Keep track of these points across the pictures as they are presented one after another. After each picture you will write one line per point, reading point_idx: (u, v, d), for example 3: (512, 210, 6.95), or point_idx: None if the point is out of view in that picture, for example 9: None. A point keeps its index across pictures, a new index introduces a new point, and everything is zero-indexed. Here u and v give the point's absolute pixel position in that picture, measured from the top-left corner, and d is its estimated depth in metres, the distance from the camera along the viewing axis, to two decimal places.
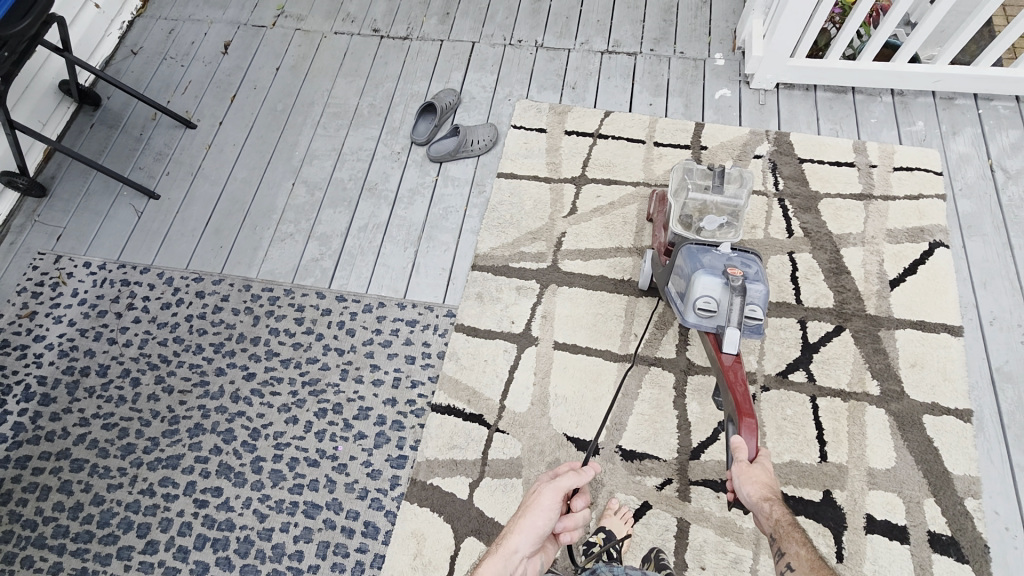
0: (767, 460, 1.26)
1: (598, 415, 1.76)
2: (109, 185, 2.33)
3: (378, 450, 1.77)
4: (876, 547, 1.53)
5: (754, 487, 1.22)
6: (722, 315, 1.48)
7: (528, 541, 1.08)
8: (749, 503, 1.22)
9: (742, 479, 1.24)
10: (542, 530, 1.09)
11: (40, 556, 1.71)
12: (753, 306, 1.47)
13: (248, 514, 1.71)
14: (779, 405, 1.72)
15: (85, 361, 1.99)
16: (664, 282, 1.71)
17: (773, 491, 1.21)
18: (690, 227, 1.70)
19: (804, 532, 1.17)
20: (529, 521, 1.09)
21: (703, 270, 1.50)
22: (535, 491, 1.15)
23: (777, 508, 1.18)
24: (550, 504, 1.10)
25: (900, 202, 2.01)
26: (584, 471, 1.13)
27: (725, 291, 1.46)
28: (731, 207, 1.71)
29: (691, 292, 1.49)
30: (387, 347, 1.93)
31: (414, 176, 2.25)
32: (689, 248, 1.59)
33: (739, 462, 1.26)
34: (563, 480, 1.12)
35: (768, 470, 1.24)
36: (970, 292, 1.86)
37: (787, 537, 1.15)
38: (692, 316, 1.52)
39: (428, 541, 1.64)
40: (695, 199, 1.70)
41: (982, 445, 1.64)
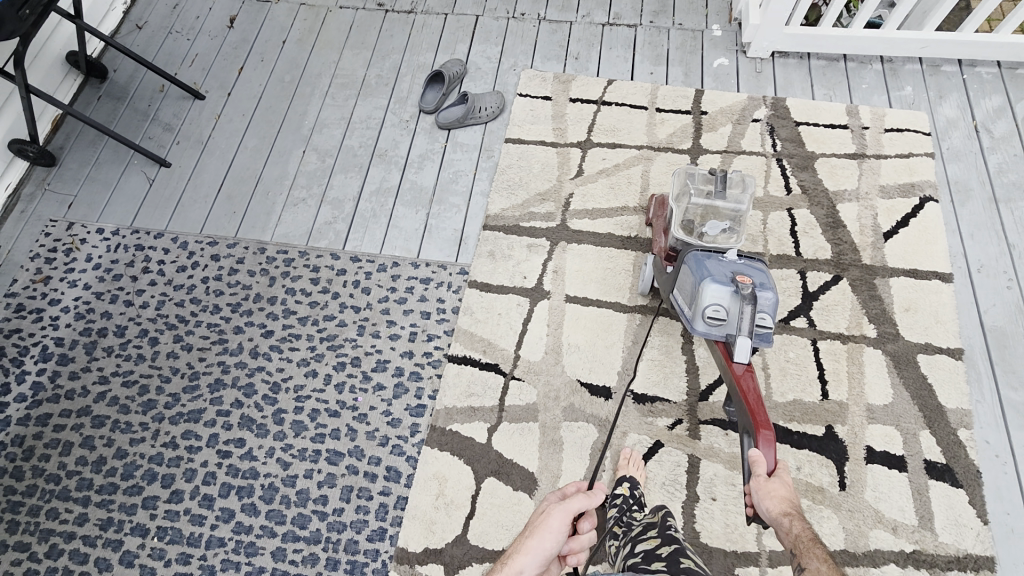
0: (785, 472, 1.28)
1: (610, 361, 1.83)
2: (120, 154, 2.35)
3: (398, 399, 1.83)
4: (876, 476, 1.62)
5: (773, 502, 1.24)
6: (731, 323, 1.46)
7: (536, 562, 1.07)
8: (768, 518, 1.25)
9: (761, 494, 1.25)
10: (550, 552, 1.09)
11: (65, 508, 1.74)
12: (763, 314, 1.45)
13: (271, 463, 1.76)
14: (782, 348, 1.80)
15: (102, 322, 2.01)
16: (669, 288, 1.67)
17: (792, 505, 1.24)
18: (692, 232, 1.70)
19: (824, 547, 1.20)
20: (538, 543, 1.09)
21: (710, 278, 1.46)
22: (542, 512, 1.16)
23: (797, 523, 1.21)
24: (560, 526, 1.11)
25: (891, 160, 2.11)
26: (593, 493, 1.17)
27: (734, 299, 1.43)
28: (733, 212, 1.73)
29: (699, 300, 1.46)
30: (402, 304, 1.98)
31: (424, 143, 2.30)
32: (694, 255, 1.55)
33: (756, 476, 1.28)
34: (572, 503, 1.15)
35: (787, 484, 1.26)
36: (958, 243, 1.96)
37: (808, 554, 1.18)
38: (701, 325, 1.48)
39: (450, 482, 1.69)
40: (697, 204, 1.72)
41: (974, 382, 1.74)
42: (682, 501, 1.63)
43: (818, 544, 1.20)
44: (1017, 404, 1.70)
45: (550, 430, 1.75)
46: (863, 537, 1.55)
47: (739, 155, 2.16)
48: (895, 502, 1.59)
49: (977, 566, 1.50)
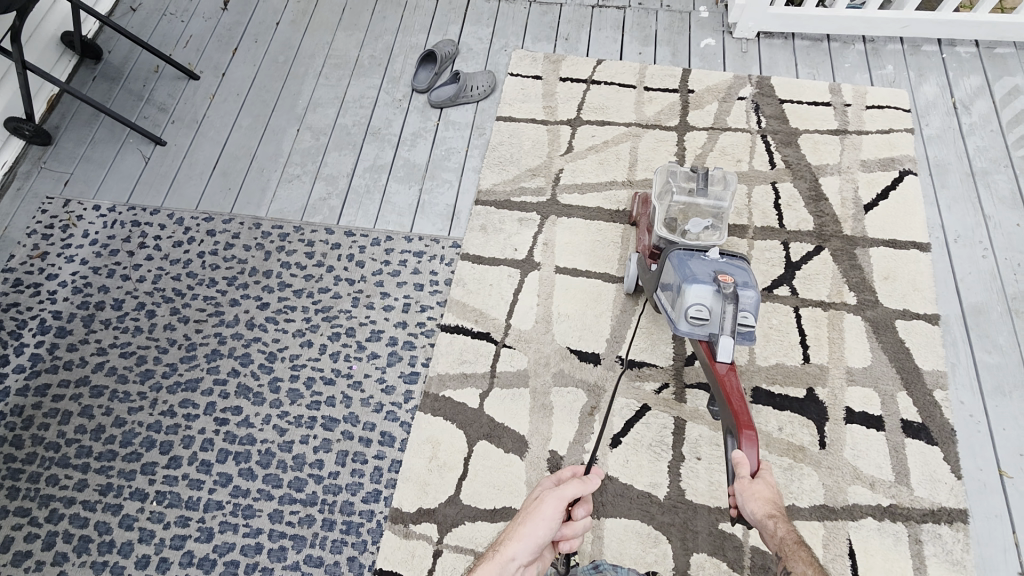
0: (769, 473, 1.26)
1: (599, 329, 1.88)
2: (115, 133, 2.38)
3: (391, 367, 1.87)
4: (855, 435, 1.67)
5: (758, 504, 1.21)
6: (714, 323, 1.49)
7: (527, 549, 1.07)
8: (753, 521, 1.22)
9: (745, 496, 1.23)
10: (542, 539, 1.09)
11: (65, 474, 1.77)
12: (745, 313, 1.48)
13: (268, 429, 1.80)
14: (766, 316, 1.86)
15: (100, 296, 2.04)
16: (653, 287, 1.71)
17: (776, 507, 1.21)
18: (675, 230, 1.73)
19: (810, 551, 1.19)
20: (530, 530, 1.09)
21: (693, 279, 1.49)
22: (536, 498, 1.15)
23: (782, 525, 1.17)
24: (553, 513, 1.10)
25: (872, 136, 2.17)
26: (588, 480, 1.15)
27: (717, 298, 1.47)
28: (714, 209, 1.75)
29: (682, 300, 1.49)
30: (396, 276, 2.02)
31: (417, 121, 2.34)
32: (677, 254, 1.59)
33: (741, 478, 1.26)
34: (566, 489, 1.13)
35: (770, 485, 1.24)
36: (936, 214, 2.02)
37: (792, 557, 1.17)
38: (685, 325, 1.51)
39: (443, 445, 1.74)
40: (679, 202, 1.75)
41: (950, 345, 1.80)
42: (668, 460, 1.68)
43: (803, 547, 1.19)
44: (991, 366, 1.77)
45: (540, 395, 1.79)
46: (842, 492, 1.61)
47: (724, 132, 2.21)
48: (873, 459, 1.64)
49: (951, 519, 1.56)
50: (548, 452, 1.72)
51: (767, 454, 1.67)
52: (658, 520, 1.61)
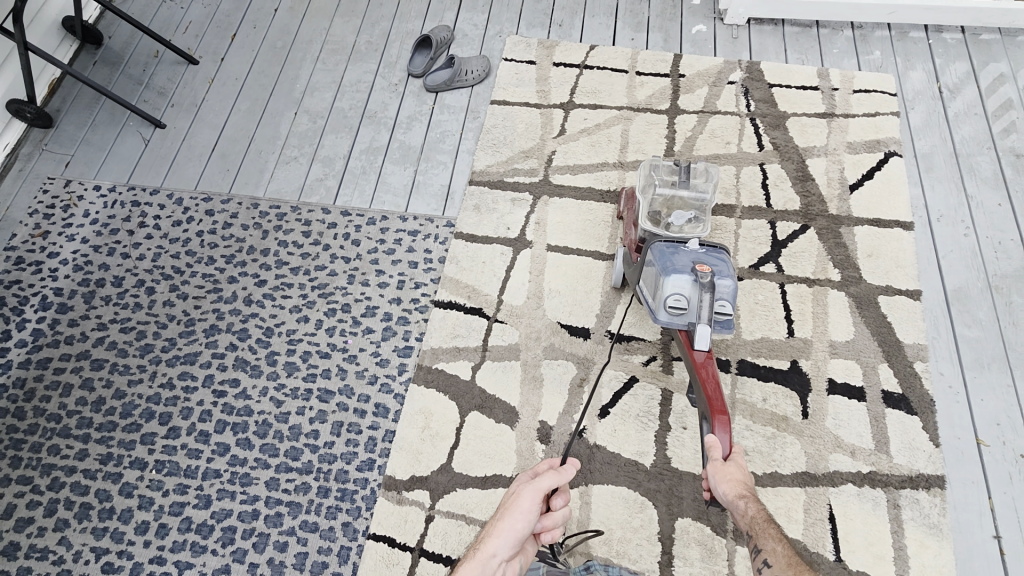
0: (740, 456, 1.36)
1: (589, 304, 1.92)
2: (115, 116, 2.42)
3: (386, 342, 1.91)
4: (837, 406, 1.72)
5: (729, 485, 1.32)
6: (692, 312, 1.52)
7: (507, 543, 1.14)
8: (725, 501, 1.33)
9: (718, 478, 1.34)
10: (520, 532, 1.15)
11: (66, 445, 1.81)
12: (723, 301, 1.51)
13: (265, 401, 1.84)
14: (752, 292, 1.90)
15: (100, 273, 2.08)
16: (637, 280, 1.74)
17: (747, 488, 1.33)
18: (659, 223, 1.74)
19: (778, 527, 1.30)
20: (509, 524, 1.15)
21: (672, 269, 1.53)
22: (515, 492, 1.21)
23: (751, 506, 1.30)
24: (530, 505, 1.16)
25: (859, 119, 2.21)
26: (564, 470, 1.20)
27: (695, 288, 1.50)
28: (697, 202, 1.75)
29: (661, 290, 1.53)
30: (391, 254, 2.06)
31: (412, 105, 2.38)
32: (659, 246, 1.62)
33: (714, 461, 1.36)
34: (542, 481, 1.18)
35: (742, 468, 1.35)
36: (919, 194, 2.07)
37: (763, 535, 1.28)
38: (664, 314, 1.55)
39: (436, 416, 1.78)
40: (662, 195, 1.75)
41: (931, 320, 1.84)
42: (655, 430, 1.73)
43: (773, 525, 1.30)
44: (970, 340, 1.81)
45: (531, 367, 1.83)
46: (823, 459, 1.65)
47: (714, 115, 2.25)
48: (854, 428, 1.69)
49: (928, 484, 1.61)
50: (538, 422, 1.76)
51: (751, 423, 1.71)
52: (644, 486, 1.66)
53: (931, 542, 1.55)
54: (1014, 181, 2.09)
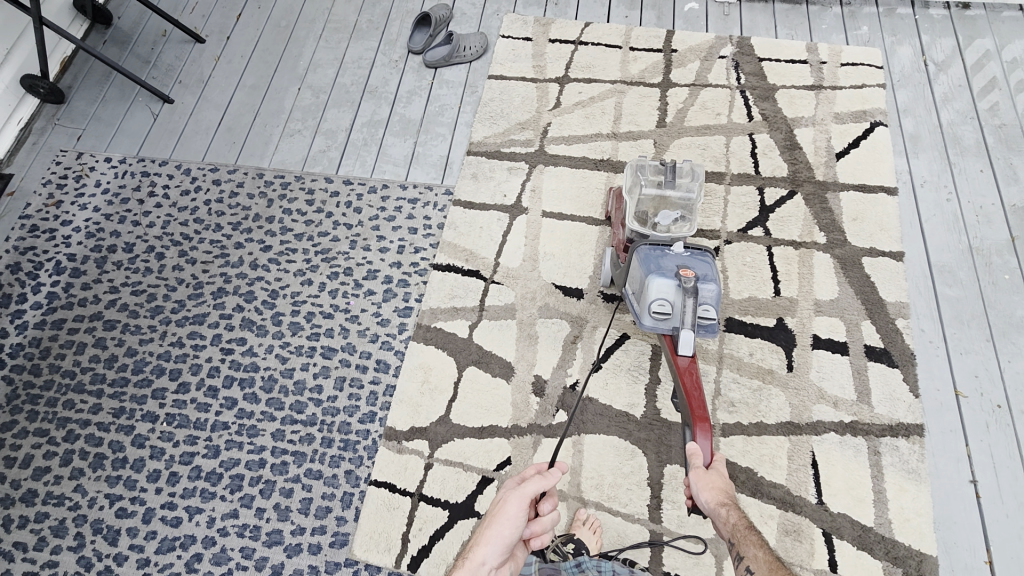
0: (721, 464, 1.39)
1: (583, 267, 1.99)
2: (125, 91, 2.49)
3: (387, 303, 1.99)
4: (821, 360, 1.79)
5: (711, 493, 1.33)
6: (676, 317, 1.56)
7: (496, 550, 1.16)
8: (708, 509, 1.34)
9: (699, 486, 1.35)
10: (509, 538, 1.17)
11: (80, 399, 1.89)
12: (707, 307, 1.54)
13: (271, 358, 1.92)
14: (740, 254, 1.97)
15: (112, 240, 2.16)
16: (623, 284, 1.76)
17: (727, 496, 1.32)
18: (646, 222, 1.75)
19: (760, 534, 1.28)
20: (497, 531, 1.17)
21: (656, 274, 1.56)
22: (501, 499, 1.22)
23: (733, 512, 1.29)
24: (516, 511, 1.18)
25: (846, 91, 2.27)
26: (548, 476, 1.24)
27: (678, 293, 1.55)
28: (684, 201, 1.76)
29: (646, 295, 1.56)
30: (391, 221, 2.13)
31: (412, 80, 2.44)
32: (645, 249, 1.65)
33: (696, 469, 1.38)
34: (528, 487, 1.21)
35: (723, 475, 1.37)
36: (904, 162, 2.13)
37: (744, 541, 1.26)
38: (649, 319, 1.59)
39: (434, 371, 1.85)
40: (648, 195, 1.77)
41: (912, 279, 1.90)
42: (645, 383, 1.80)
43: (754, 532, 1.28)
44: (951, 298, 1.87)
45: (526, 326, 1.90)
46: (807, 410, 1.72)
47: (705, 88, 2.32)
48: (837, 381, 1.75)
49: (908, 433, 1.67)
50: (533, 376, 1.83)
51: (738, 377, 1.78)
52: (635, 435, 1.73)
53: (909, 485, 1.61)
54: (997, 150, 2.15)
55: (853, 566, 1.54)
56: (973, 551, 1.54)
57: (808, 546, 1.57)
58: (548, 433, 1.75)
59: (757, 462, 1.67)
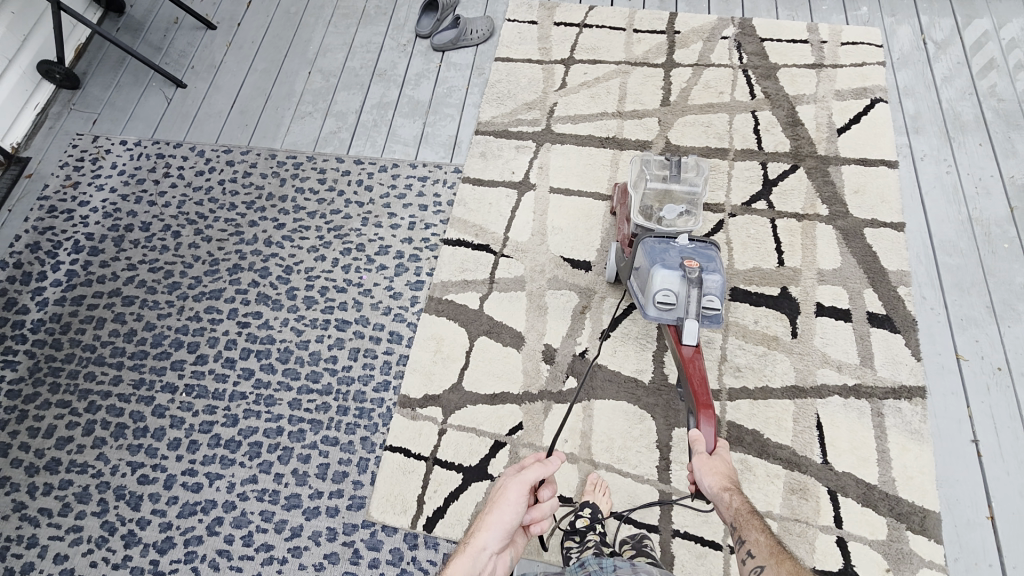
0: (725, 450, 1.40)
1: (591, 240, 2.03)
2: (138, 77, 2.54)
3: (399, 277, 2.03)
4: (825, 326, 1.83)
5: (714, 478, 1.34)
6: (680, 307, 1.57)
7: (498, 535, 1.13)
8: (710, 495, 1.34)
9: (703, 471, 1.36)
10: (510, 524, 1.15)
11: (101, 371, 1.94)
12: (711, 297, 1.55)
13: (286, 330, 1.97)
14: (744, 226, 2.01)
15: (128, 219, 2.21)
16: (628, 275, 1.76)
17: (731, 482, 1.33)
18: (651, 216, 1.77)
19: (763, 519, 1.26)
20: (498, 516, 1.15)
21: (661, 265, 1.57)
22: (501, 485, 1.20)
23: (736, 497, 1.29)
24: (517, 497, 1.16)
25: (846, 69, 2.32)
26: (548, 463, 1.21)
27: (683, 284, 1.55)
28: (688, 195, 1.80)
29: (651, 286, 1.57)
30: (402, 198, 2.18)
31: (420, 63, 2.49)
32: (649, 242, 1.65)
33: (699, 454, 1.40)
34: (528, 474, 1.19)
35: (726, 460, 1.38)
36: (904, 137, 2.17)
37: (747, 526, 1.25)
38: (653, 310, 1.59)
39: (446, 341, 1.90)
40: (654, 189, 1.78)
41: (913, 248, 1.95)
42: (653, 350, 1.84)
43: (757, 517, 1.27)
44: (951, 266, 1.91)
45: (536, 297, 1.95)
46: (811, 374, 1.76)
47: (707, 67, 2.36)
48: (841, 346, 1.80)
49: (910, 395, 1.71)
50: (543, 345, 1.87)
51: (743, 343, 1.82)
52: (643, 400, 1.77)
53: (912, 445, 1.65)
54: (995, 126, 2.19)
55: (858, 521, 1.58)
56: (976, 507, 1.58)
57: (813, 504, 1.61)
58: (557, 400, 1.79)
59: (764, 424, 1.71)
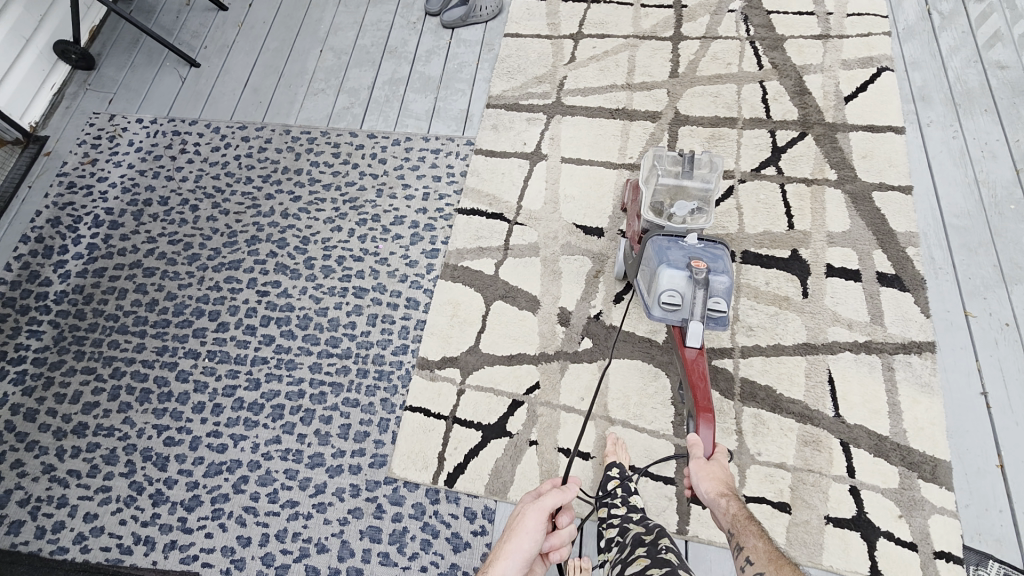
0: (722, 456, 1.42)
1: (603, 208, 2.06)
2: (153, 57, 2.57)
3: (414, 246, 2.06)
4: (835, 286, 1.86)
5: (711, 483, 1.36)
6: (685, 309, 1.50)
7: (517, 564, 1.16)
8: (707, 500, 1.36)
9: (700, 475, 1.38)
10: (529, 551, 1.17)
11: (125, 340, 1.98)
12: (717, 299, 1.49)
13: (305, 298, 2.00)
14: (754, 192, 2.04)
15: (147, 194, 2.25)
16: (635, 273, 1.71)
17: (729, 488, 1.35)
18: (662, 213, 1.74)
19: (760, 526, 1.27)
20: (516, 544, 1.18)
21: (667, 265, 1.50)
22: (519, 514, 1.25)
23: (733, 503, 1.31)
24: (535, 525, 1.20)
25: (852, 39, 2.34)
26: (565, 490, 1.27)
27: (689, 284, 1.48)
28: (702, 192, 1.74)
29: (656, 286, 1.50)
30: (416, 170, 2.21)
31: (430, 40, 2.52)
32: (657, 240, 1.58)
33: (697, 459, 1.41)
34: (546, 501, 1.24)
35: (724, 466, 1.39)
36: (911, 104, 2.20)
37: (745, 531, 1.25)
38: (658, 310, 1.53)
39: (463, 306, 1.93)
40: (666, 185, 1.74)
41: (920, 210, 1.98)
42: None
43: (754, 523, 1.27)
44: (958, 227, 1.94)
45: (550, 262, 1.98)
46: (823, 332, 1.79)
47: (715, 40, 2.39)
48: (851, 305, 1.83)
49: (920, 349, 1.75)
50: (558, 308, 1.91)
51: (755, 304, 1.85)
52: (658, 359, 1.81)
53: (922, 397, 1.69)
54: (1001, 91, 2.20)
55: (870, 471, 1.62)
56: (986, 456, 1.62)
57: (827, 455, 1.64)
58: (574, 359, 1.82)
59: (776, 380, 1.74)
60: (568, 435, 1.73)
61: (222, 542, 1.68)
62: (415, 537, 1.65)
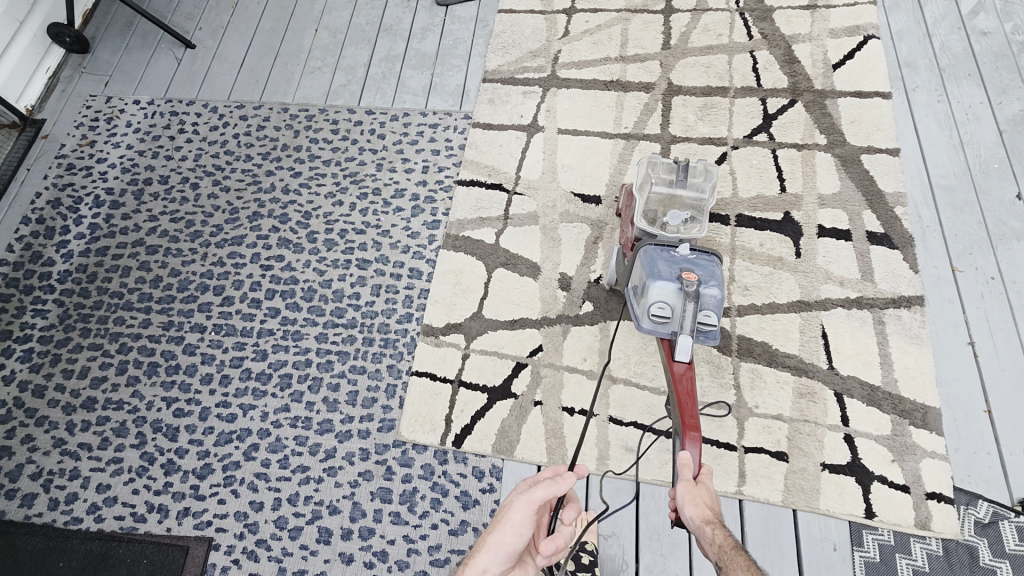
0: (710, 480, 1.29)
1: (601, 177, 2.10)
2: (147, 40, 2.57)
3: (416, 218, 2.10)
4: (827, 246, 1.91)
5: (696, 508, 1.23)
6: (676, 321, 1.50)
7: (498, 559, 1.06)
8: (691, 527, 1.22)
9: (686, 499, 1.25)
10: (512, 547, 1.07)
11: (130, 316, 2.00)
12: (707, 312, 1.49)
13: (309, 271, 2.03)
14: (747, 157, 2.09)
15: (147, 173, 2.26)
16: (626, 283, 1.71)
17: (715, 515, 1.21)
18: (655, 222, 1.68)
19: (748, 557, 1.12)
20: (499, 538, 1.07)
21: (658, 277, 1.50)
22: (507, 504, 1.12)
23: (719, 532, 1.16)
24: (521, 519, 1.07)
25: (839, 9, 2.39)
26: (560, 481, 1.12)
27: (679, 296, 1.49)
28: (695, 201, 1.70)
29: (646, 298, 1.51)
30: (414, 144, 2.24)
31: (425, 18, 2.53)
32: (648, 250, 1.59)
33: (683, 480, 1.28)
34: (536, 492, 1.10)
35: (711, 490, 1.26)
36: (897, 71, 2.25)
37: (731, 564, 1.10)
38: (647, 322, 1.53)
39: (465, 274, 1.97)
40: (659, 193, 1.70)
41: (908, 171, 2.04)
42: None
43: (743, 555, 1.12)
44: (944, 187, 2.00)
45: (550, 230, 2.02)
46: (815, 289, 1.85)
47: (706, 12, 2.42)
48: (842, 263, 1.88)
49: (910, 303, 1.81)
50: (559, 274, 1.95)
51: (750, 264, 1.90)
52: None
53: (911, 348, 1.75)
54: (985, 56, 2.25)
55: (864, 420, 1.68)
56: (973, 402, 1.69)
57: (821, 406, 1.70)
58: (575, 322, 1.87)
59: (771, 336, 1.80)
60: (572, 395, 1.78)
61: (236, 507, 1.71)
62: (425, 497, 1.69)
